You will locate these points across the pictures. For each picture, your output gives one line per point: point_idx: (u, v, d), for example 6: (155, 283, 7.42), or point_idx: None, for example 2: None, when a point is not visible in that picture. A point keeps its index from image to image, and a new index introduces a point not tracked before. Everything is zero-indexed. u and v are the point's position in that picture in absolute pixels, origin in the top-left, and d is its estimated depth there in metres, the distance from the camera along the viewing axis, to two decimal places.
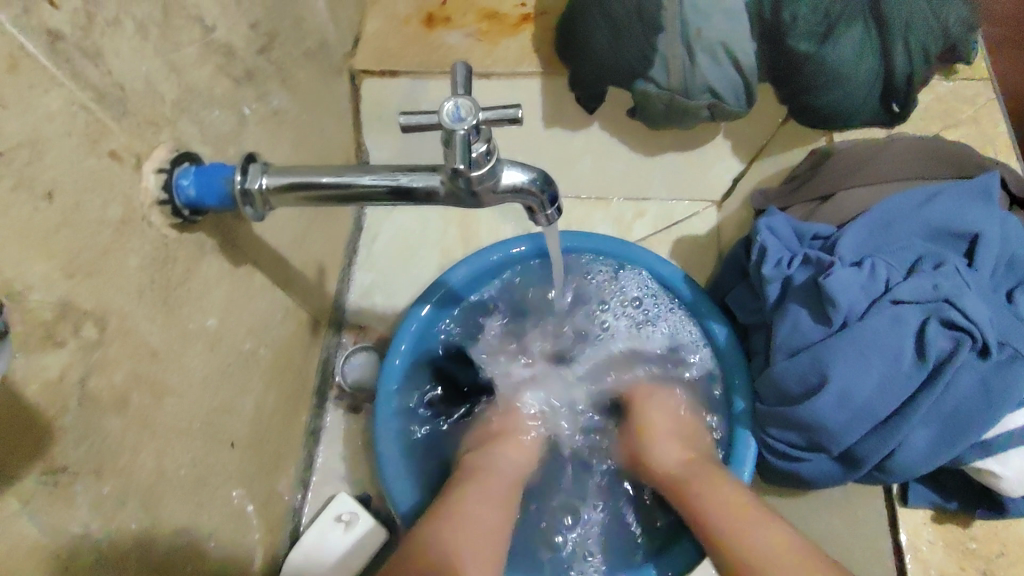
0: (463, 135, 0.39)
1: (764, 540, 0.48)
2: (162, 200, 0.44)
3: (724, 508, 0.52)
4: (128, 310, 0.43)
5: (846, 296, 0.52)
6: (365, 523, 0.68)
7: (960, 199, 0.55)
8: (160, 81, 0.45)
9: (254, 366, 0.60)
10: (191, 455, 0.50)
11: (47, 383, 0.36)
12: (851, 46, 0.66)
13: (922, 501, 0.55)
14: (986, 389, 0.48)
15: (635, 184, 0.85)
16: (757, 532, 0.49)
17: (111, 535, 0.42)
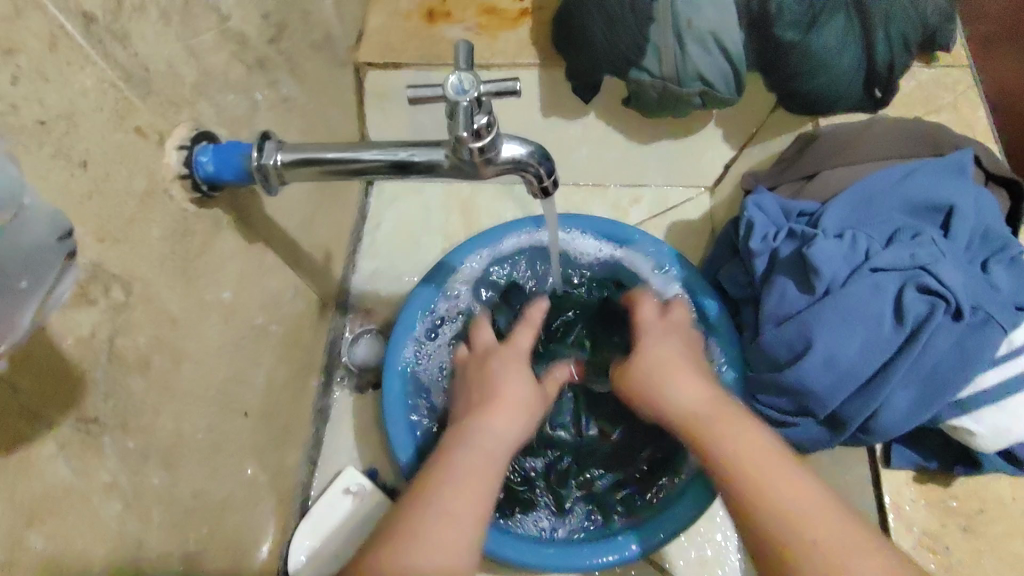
0: (466, 107, 0.42)
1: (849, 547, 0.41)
2: (183, 174, 0.48)
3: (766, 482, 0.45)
4: (150, 278, 0.45)
5: (827, 265, 0.55)
6: (370, 494, 0.71)
7: (938, 174, 0.58)
8: (180, 65, 0.48)
9: (265, 341, 0.62)
10: (206, 422, 0.53)
11: (81, 339, 0.39)
12: (834, 37, 0.70)
13: (905, 462, 0.57)
14: (961, 350, 0.51)
15: (631, 172, 0.89)
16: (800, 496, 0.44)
17: (135, 490, 0.44)
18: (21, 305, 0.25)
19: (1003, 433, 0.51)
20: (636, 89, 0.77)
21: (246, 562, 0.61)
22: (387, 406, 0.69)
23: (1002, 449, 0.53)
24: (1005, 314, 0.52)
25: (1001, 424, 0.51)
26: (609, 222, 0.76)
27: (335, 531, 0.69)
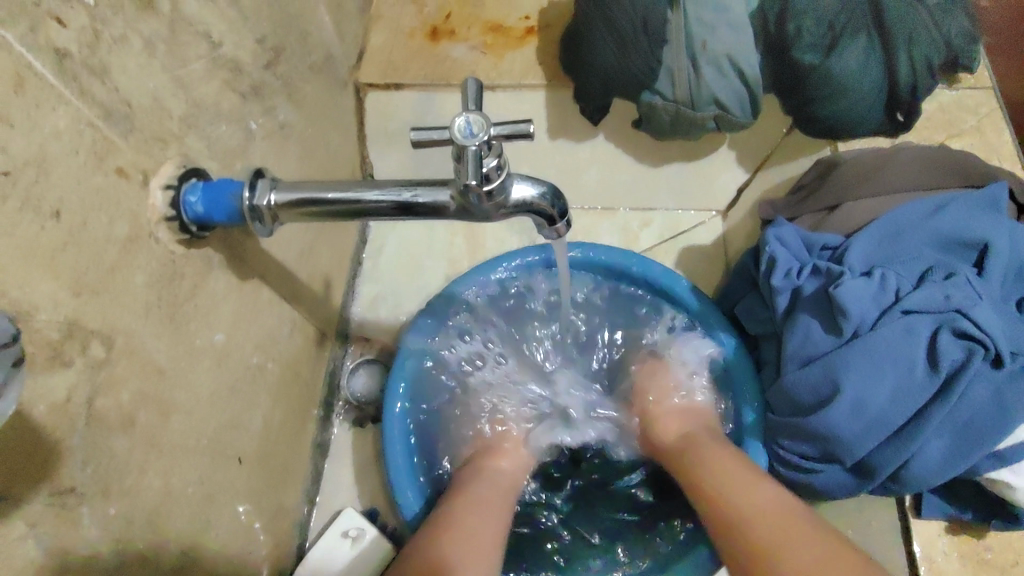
0: (475, 151, 0.39)
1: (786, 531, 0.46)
2: (169, 216, 0.44)
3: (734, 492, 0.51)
4: (133, 328, 0.42)
5: (856, 306, 0.52)
6: (371, 537, 0.68)
7: (972, 208, 0.55)
8: (167, 97, 0.45)
9: (262, 381, 0.59)
10: (198, 474, 0.50)
11: (55, 403, 0.36)
12: (856, 58, 0.67)
13: (935, 513, 0.54)
14: (999, 400, 0.48)
15: (641, 196, 0.85)
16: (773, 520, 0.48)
17: (118, 557, 0.41)
18: None
19: None
20: (647, 112, 0.74)
21: None
22: (387, 446, 0.65)
23: None
24: None
25: None
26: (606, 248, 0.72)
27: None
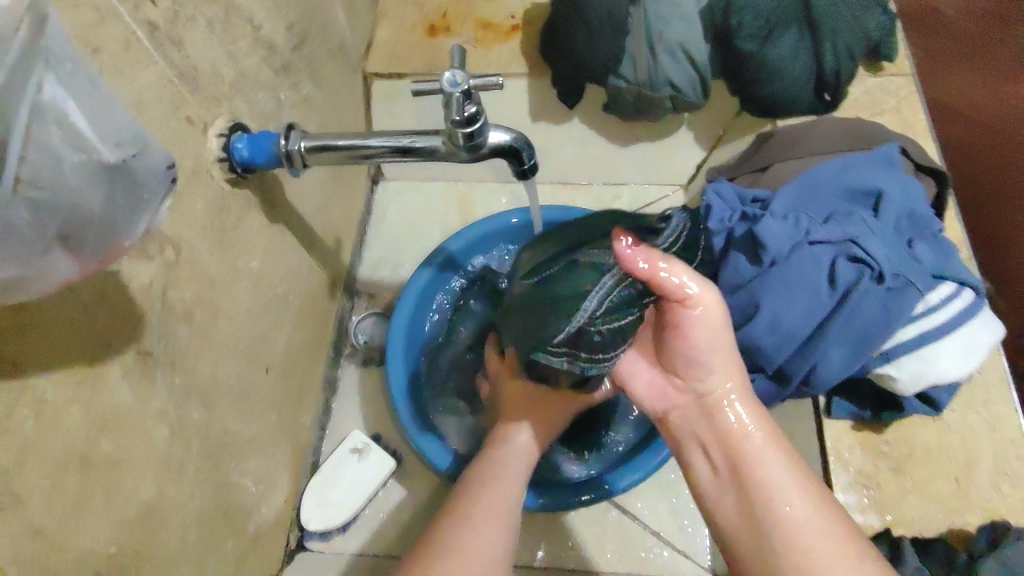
0: (458, 98, 0.50)
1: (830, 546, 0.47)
2: (221, 158, 0.56)
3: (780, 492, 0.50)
4: (194, 243, 0.53)
5: (774, 241, 0.63)
6: (375, 452, 0.79)
7: (868, 164, 0.67)
8: (221, 66, 0.56)
9: (285, 309, 0.71)
10: (237, 371, 0.61)
11: (141, 285, 0.47)
12: (787, 47, 0.79)
13: (843, 413, 0.66)
14: (884, 311, 0.59)
15: (612, 170, 0.97)
16: (803, 525, 0.48)
17: (179, 421, 0.52)
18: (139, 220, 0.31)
19: (921, 378, 0.60)
20: (614, 94, 0.86)
21: (264, 504, 0.69)
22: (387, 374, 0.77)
23: (920, 391, 0.61)
24: (922, 279, 0.60)
25: (917, 369, 0.60)
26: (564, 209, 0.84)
27: (343, 485, 0.77)
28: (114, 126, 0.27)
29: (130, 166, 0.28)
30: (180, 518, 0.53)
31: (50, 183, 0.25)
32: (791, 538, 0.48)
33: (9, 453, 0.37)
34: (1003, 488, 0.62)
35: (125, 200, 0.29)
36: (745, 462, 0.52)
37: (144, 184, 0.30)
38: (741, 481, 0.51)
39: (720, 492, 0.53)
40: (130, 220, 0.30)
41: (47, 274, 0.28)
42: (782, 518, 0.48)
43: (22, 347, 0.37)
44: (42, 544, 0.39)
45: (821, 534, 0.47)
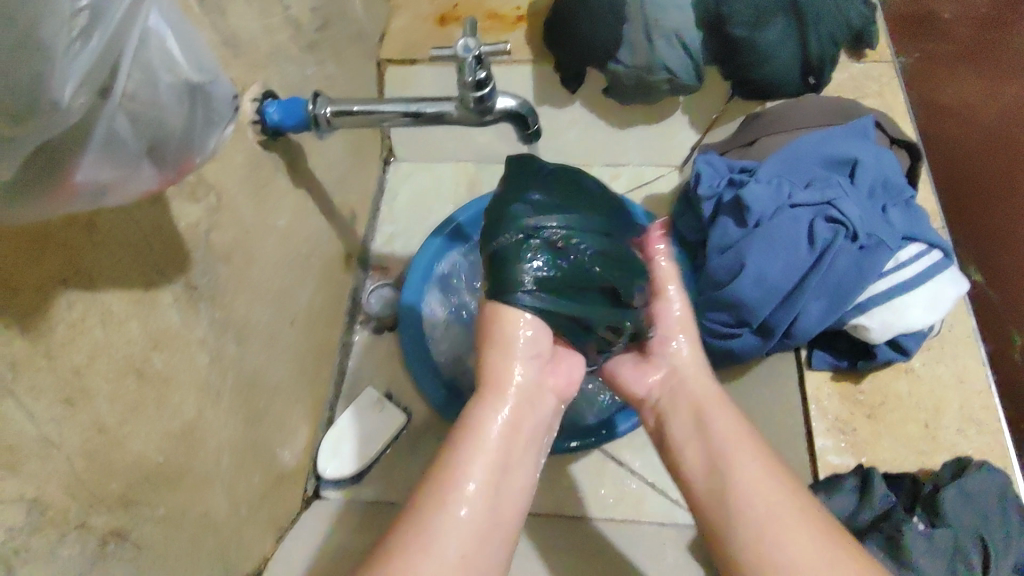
0: (471, 62, 0.56)
1: (798, 528, 0.50)
2: (255, 121, 0.62)
3: (749, 470, 0.54)
4: (232, 194, 0.59)
5: (757, 204, 0.69)
6: (390, 410, 0.85)
7: (845, 136, 0.73)
8: (258, 37, 0.62)
9: (307, 269, 0.77)
10: (265, 319, 0.67)
11: (189, 224, 0.53)
12: (775, 33, 0.86)
13: (822, 364, 0.71)
14: (858, 267, 0.65)
15: (614, 152, 1.01)
16: (761, 487, 0.53)
17: (216, 353, 0.58)
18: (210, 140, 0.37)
19: (890, 327, 0.65)
20: (614, 79, 0.92)
21: (285, 448, 0.74)
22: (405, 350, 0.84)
23: (890, 339, 0.66)
24: (893, 239, 0.66)
25: (887, 319, 0.65)
26: None
27: (356, 439, 0.82)
28: (195, 54, 0.34)
29: (207, 90, 0.35)
30: (215, 443, 0.58)
31: (144, 97, 0.31)
32: (749, 505, 0.52)
33: (83, 351, 0.42)
34: (968, 434, 0.67)
35: (199, 119, 0.35)
36: (711, 415, 0.60)
37: (215, 108, 0.36)
38: (705, 433, 0.59)
39: (695, 457, 0.58)
40: (204, 137, 0.36)
41: (136, 182, 0.34)
42: (738, 483, 0.53)
43: (93, 261, 0.42)
44: (105, 438, 0.44)
45: (770, 506, 0.51)
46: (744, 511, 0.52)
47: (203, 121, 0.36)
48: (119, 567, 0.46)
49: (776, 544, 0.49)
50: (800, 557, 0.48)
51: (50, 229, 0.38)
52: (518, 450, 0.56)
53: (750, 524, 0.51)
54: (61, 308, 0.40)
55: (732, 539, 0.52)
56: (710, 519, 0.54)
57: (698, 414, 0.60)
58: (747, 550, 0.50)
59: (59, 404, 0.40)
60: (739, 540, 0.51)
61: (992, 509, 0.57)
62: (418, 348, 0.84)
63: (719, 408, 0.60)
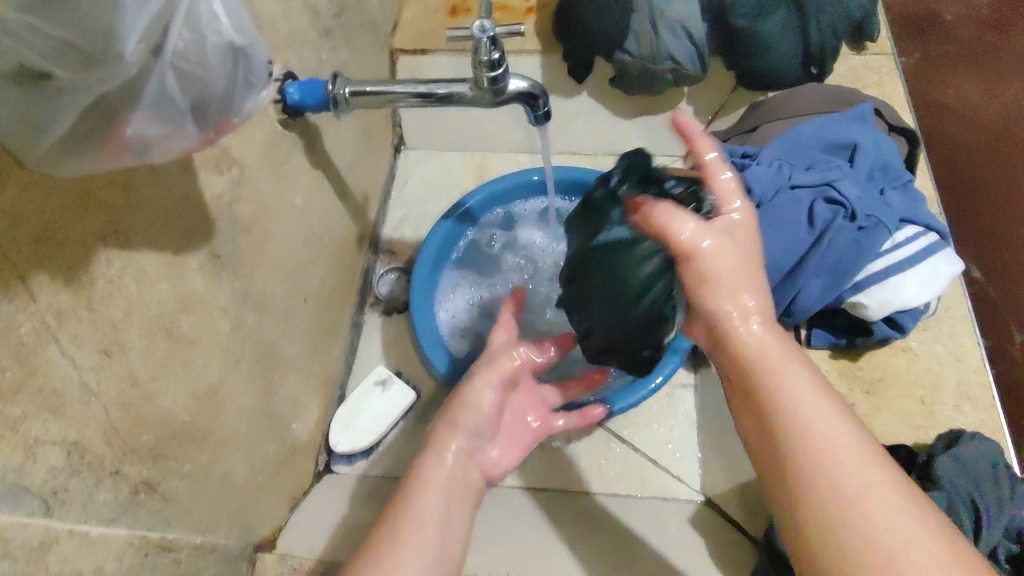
0: (486, 42, 0.59)
1: (882, 494, 0.43)
2: (276, 100, 0.64)
3: (828, 433, 0.46)
4: (254, 169, 0.61)
5: (758, 185, 0.71)
6: (398, 386, 0.86)
7: (845, 122, 0.75)
8: (280, 20, 0.64)
9: (320, 249, 0.79)
10: (281, 293, 0.69)
11: (214, 195, 0.55)
12: (777, 24, 0.88)
13: (821, 342, 0.73)
14: (857, 245, 0.67)
15: (616, 143, 1.03)
16: (843, 448, 0.46)
17: (237, 321, 0.60)
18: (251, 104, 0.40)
19: (887, 304, 0.67)
20: (620, 68, 0.94)
21: (299, 421, 0.77)
22: (419, 337, 0.85)
23: (886, 316, 0.68)
24: (891, 220, 0.68)
25: (885, 297, 0.67)
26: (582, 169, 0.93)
27: (366, 415, 0.85)
28: (240, 19, 0.36)
29: (251, 54, 0.37)
30: (236, 407, 0.61)
31: (193, 55, 0.34)
32: (832, 469, 0.45)
33: (120, 306, 0.44)
34: (964, 410, 0.69)
35: (241, 82, 0.38)
36: (779, 377, 0.50)
37: (257, 72, 0.39)
38: (761, 395, 0.50)
39: (752, 427, 0.51)
40: (246, 100, 0.39)
41: (180, 139, 0.38)
42: (802, 425, 0.47)
43: (131, 221, 0.45)
44: (137, 391, 0.47)
45: (858, 479, 0.44)
46: (827, 479, 0.45)
47: (245, 84, 0.38)
48: (148, 516, 0.49)
49: (874, 526, 0.42)
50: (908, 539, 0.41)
51: (92, 186, 0.41)
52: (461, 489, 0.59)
53: (836, 503, 0.44)
54: (100, 264, 0.42)
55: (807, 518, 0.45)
56: (782, 500, 0.47)
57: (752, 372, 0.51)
58: (826, 517, 0.44)
59: (97, 354, 0.43)
60: (834, 521, 0.43)
61: (983, 474, 0.60)
62: (431, 334, 0.85)
63: (785, 362, 0.51)
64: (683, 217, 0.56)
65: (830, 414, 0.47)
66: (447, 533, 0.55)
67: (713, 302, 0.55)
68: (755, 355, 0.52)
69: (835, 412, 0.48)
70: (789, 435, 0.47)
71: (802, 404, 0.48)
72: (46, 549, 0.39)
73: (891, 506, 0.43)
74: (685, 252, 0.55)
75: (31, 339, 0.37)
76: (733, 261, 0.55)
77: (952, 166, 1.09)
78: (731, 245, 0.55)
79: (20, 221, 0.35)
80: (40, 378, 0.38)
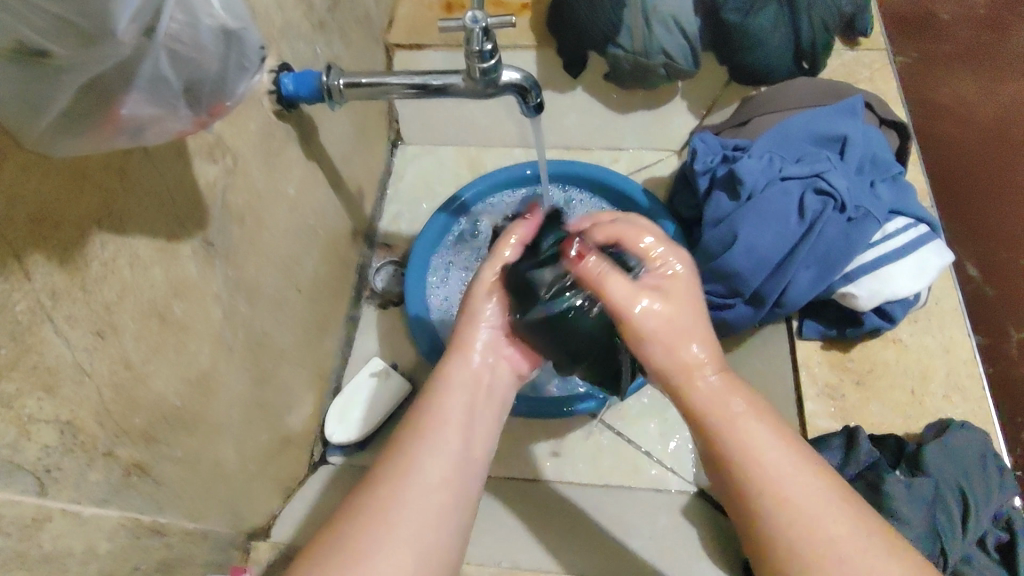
0: (478, 33, 0.59)
1: (844, 531, 0.46)
2: (270, 91, 0.65)
3: (785, 478, 0.48)
4: (248, 158, 0.62)
5: (749, 177, 0.72)
6: (394, 378, 0.87)
7: (835, 114, 0.76)
8: (273, 11, 0.65)
9: (314, 240, 0.79)
10: (274, 282, 0.70)
11: (208, 182, 0.56)
12: (768, 19, 0.89)
13: (813, 332, 0.74)
14: (846, 237, 0.68)
15: (611, 136, 1.02)
16: (800, 491, 0.48)
17: (229, 309, 0.60)
18: (244, 88, 0.41)
19: (876, 295, 0.68)
20: (613, 63, 0.94)
21: (292, 411, 0.77)
22: (414, 330, 0.86)
23: (876, 307, 0.69)
24: (880, 212, 0.69)
25: (874, 288, 0.68)
26: (577, 164, 0.94)
27: (362, 406, 0.85)
28: (234, 1, 0.37)
29: (244, 36, 0.38)
30: (228, 394, 0.61)
31: (187, 39, 0.35)
32: (795, 514, 0.47)
33: (113, 288, 0.45)
34: (954, 400, 0.70)
35: (233, 65, 0.39)
36: (727, 424, 0.51)
37: (250, 55, 0.39)
38: (716, 444, 0.51)
39: (710, 466, 0.53)
40: (238, 82, 0.40)
41: (174, 121, 0.38)
42: (769, 480, 0.48)
43: (124, 205, 0.45)
44: (130, 374, 0.47)
45: (822, 518, 0.47)
46: (789, 527, 0.47)
47: (238, 66, 0.39)
48: (141, 499, 0.49)
49: (844, 564, 0.45)
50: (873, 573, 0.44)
51: (87, 167, 0.41)
52: (468, 459, 0.52)
53: (804, 551, 0.46)
54: (95, 247, 0.43)
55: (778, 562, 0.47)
56: (753, 543, 0.49)
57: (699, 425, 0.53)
58: (796, 562, 0.46)
59: (90, 335, 0.43)
60: (798, 565, 0.46)
61: (973, 465, 0.60)
62: (426, 327, 0.86)
63: (729, 406, 0.52)
64: (617, 278, 0.55)
65: (785, 455, 0.49)
66: (473, 439, 0.53)
67: (661, 365, 0.54)
68: (707, 413, 0.52)
69: (788, 452, 0.50)
70: (749, 484, 0.49)
71: (756, 453, 0.49)
72: (38, 526, 0.40)
73: (853, 542, 0.45)
74: (620, 313, 0.54)
75: (26, 318, 0.38)
76: (662, 324, 0.54)
77: (944, 162, 1.10)
78: (668, 305, 0.55)
79: (17, 200, 0.36)
80: (34, 355, 0.39)
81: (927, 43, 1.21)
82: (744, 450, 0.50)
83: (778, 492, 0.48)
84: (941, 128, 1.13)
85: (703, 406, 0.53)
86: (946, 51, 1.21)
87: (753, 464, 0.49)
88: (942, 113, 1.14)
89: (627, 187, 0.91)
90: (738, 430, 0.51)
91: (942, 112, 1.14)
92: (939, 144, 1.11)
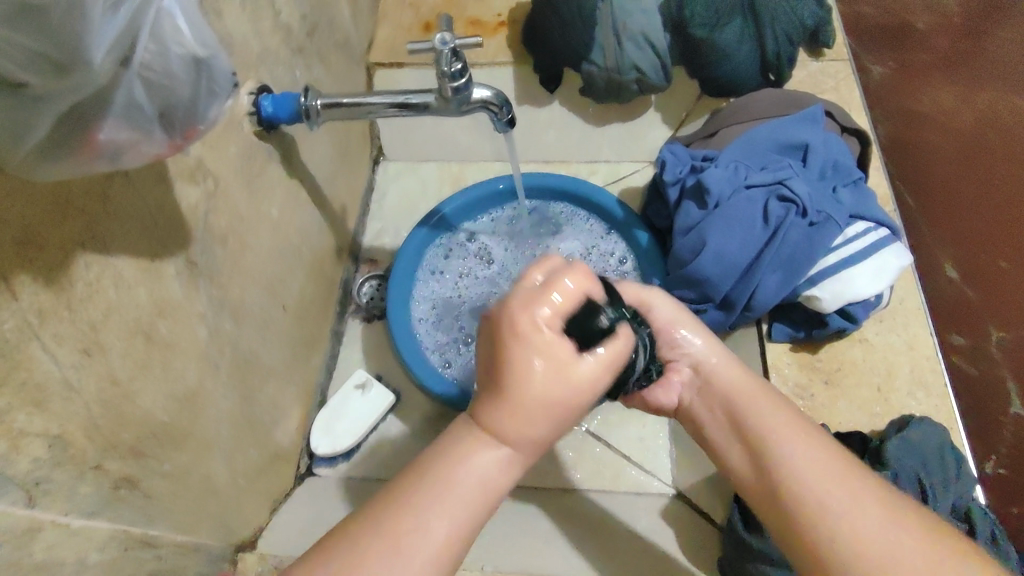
0: (447, 53, 0.62)
1: (859, 497, 0.50)
2: (251, 113, 0.67)
3: (804, 457, 0.53)
4: (228, 180, 0.64)
5: (715, 186, 0.75)
6: (376, 389, 0.89)
7: (797, 123, 0.79)
8: (251, 39, 0.67)
9: (297, 259, 0.81)
10: (258, 299, 0.72)
11: (190, 204, 0.58)
12: (733, 34, 0.93)
13: (782, 335, 0.76)
14: (808, 240, 0.71)
15: (589, 149, 1.04)
16: (816, 464, 0.52)
17: (213, 327, 0.62)
18: (216, 113, 0.43)
19: (839, 296, 0.70)
20: (588, 80, 0.97)
21: (279, 424, 0.79)
22: (396, 345, 0.88)
23: (839, 308, 0.71)
24: (840, 216, 0.72)
25: (836, 289, 0.70)
26: (554, 176, 0.96)
27: (348, 417, 0.87)
28: (202, 33, 0.40)
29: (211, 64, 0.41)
30: (215, 409, 0.63)
31: (157, 66, 0.38)
32: (812, 484, 0.51)
33: (98, 309, 0.47)
34: (918, 396, 0.72)
35: (204, 89, 0.41)
36: (749, 410, 0.58)
37: (218, 82, 0.42)
38: (741, 426, 0.58)
39: (728, 445, 0.59)
40: (209, 107, 0.42)
41: (152, 144, 0.41)
42: (794, 459, 0.53)
43: (106, 228, 0.47)
44: (118, 390, 0.49)
45: (844, 488, 0.50)
46: (807, 491, 0.51)
47: (207, 91, 0.42)
48: (130, 511, 0.51)
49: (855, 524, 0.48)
50: (887, 531, 0.48)
51: (70, 193, 0.43)
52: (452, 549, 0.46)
53: (823, 516, 0.50)
54: (79, 269, 0.45)
55: (798, 520, 0.51)
56: (774, 511, 0.53)
57: (730, 413, 0.59)
58: (812, 523, 0.50)
59: (77, 354, 0.45)
60: (813, 524, 0.50)
61: (932, 454, 0.63)
62: (406, 340, 0.88)
63: (759, 395, 0.59)
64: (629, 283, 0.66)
65: (798, 431, 0.55)
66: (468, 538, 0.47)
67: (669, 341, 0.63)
68: (737, 403, 0.59)
69: (809, 436, 0.55)
70: (776, 460, 0.54)
71: (778, 433, 0.55)
72: (32, 535, 0.42)
73: (870, 504, 0.49)
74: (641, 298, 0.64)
75: (14, 336, 0.40)
76: (678, 312, 0.63)
77: (914, 166, 1.13)
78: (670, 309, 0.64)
79: (4, 227, 0.38)
80: (23, 372, 0.41)
81: (904, 52, 1.25)
82: (772, 439, 0.55)
83: (795, 456, 0.53)
84: (912, 133, 1.17)
85: (730, 396, 0.60)
86: (922, 60, 1.24)
87: (777, 445, 0.55)
88: (914, 118, 1.18)
89: (603, 200, 0.94)
90: (767, 413, 0.57)
91: (914, 117, 1.18)
92: (908, 148, 1.15)
